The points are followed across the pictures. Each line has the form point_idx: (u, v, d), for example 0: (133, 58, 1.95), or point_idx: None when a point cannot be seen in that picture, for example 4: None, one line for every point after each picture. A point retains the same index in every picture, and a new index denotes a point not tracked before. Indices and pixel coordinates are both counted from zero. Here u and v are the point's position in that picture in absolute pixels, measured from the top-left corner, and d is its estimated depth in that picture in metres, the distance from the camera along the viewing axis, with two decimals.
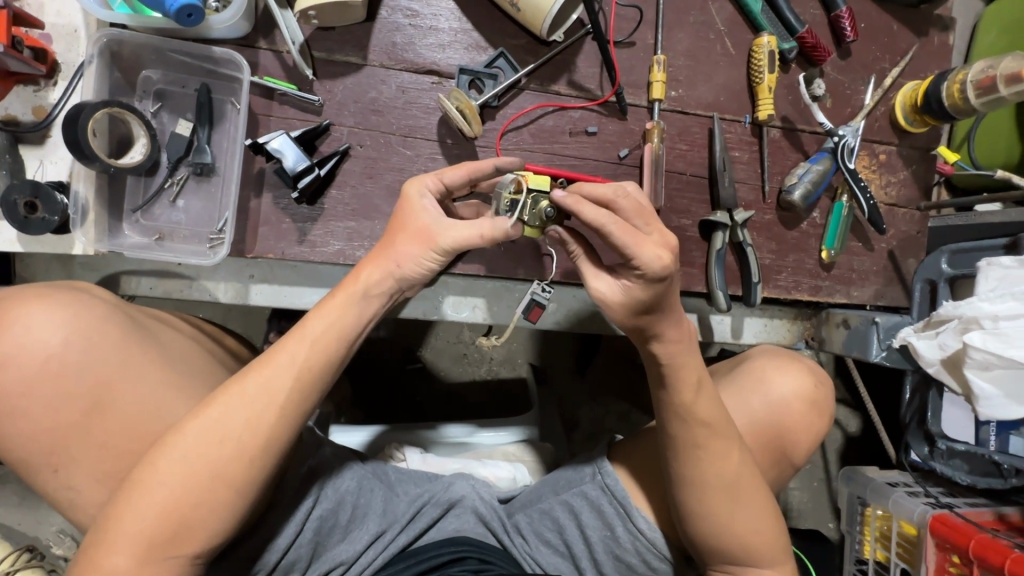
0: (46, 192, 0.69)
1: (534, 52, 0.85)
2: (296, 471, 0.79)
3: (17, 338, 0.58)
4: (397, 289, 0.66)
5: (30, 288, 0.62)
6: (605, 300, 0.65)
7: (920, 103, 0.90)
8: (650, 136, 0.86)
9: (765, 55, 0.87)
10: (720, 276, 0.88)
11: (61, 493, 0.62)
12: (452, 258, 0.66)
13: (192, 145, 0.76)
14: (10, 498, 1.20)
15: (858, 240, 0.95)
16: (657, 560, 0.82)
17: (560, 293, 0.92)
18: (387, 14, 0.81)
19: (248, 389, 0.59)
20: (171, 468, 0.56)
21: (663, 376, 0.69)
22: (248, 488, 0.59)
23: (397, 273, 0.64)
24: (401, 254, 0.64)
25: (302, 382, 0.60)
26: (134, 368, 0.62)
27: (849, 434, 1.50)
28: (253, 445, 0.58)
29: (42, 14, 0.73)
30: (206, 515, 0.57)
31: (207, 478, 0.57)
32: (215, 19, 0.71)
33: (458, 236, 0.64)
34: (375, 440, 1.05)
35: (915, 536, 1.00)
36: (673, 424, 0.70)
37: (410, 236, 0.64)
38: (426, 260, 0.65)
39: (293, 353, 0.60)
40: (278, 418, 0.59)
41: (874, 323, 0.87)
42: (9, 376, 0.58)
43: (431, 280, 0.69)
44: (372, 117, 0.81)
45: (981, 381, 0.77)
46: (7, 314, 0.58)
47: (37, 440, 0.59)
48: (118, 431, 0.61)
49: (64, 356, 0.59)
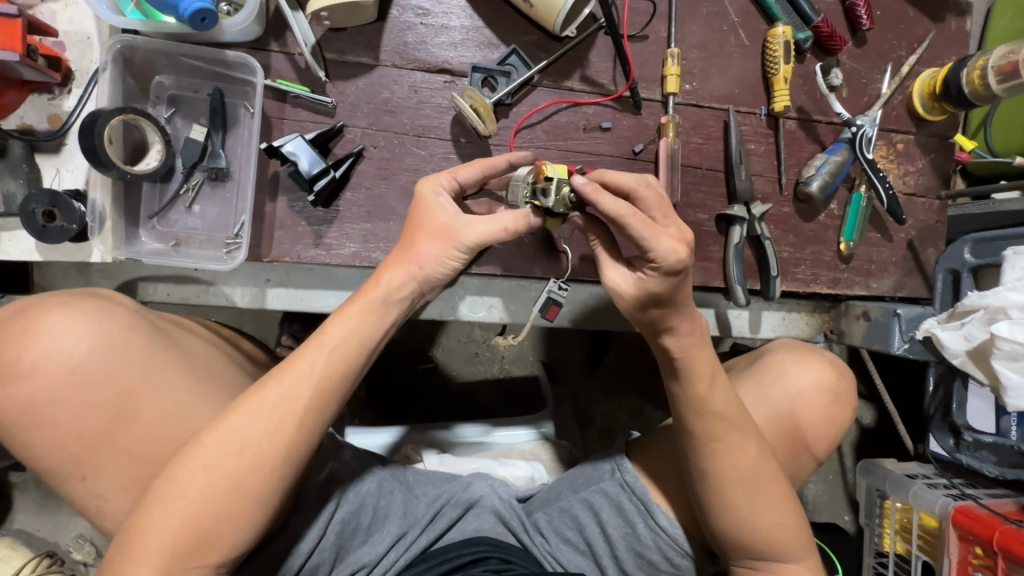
0: (64, 201, 0.69)
1: (547, 48, 0.84)
2: (315, 479, 0.78)
3: (44, 347, 0.58)
4: (417, 291, 0.65)
5: (54, 296, 0.62)
6: (619, 291, 0.64)
7: (938, 91, 0.89)
8: (666, 130, 0.85)
9: (780, 45, 0.86)
10: (738, 270, 0.87)
11: (88, 501, 0.62)
12: (476, 254, 0.65)
13: (206, 150, 0.76)
14: (30, 504, 1.21)
15: (876, 231, 0.94)
16: (679, 556, 0.81)
17: (575, 290, 0.92)
18: (398, 13, 0.80)
19: (269, 398, 0.58)
20: (193, 477, 0.56)
21: (682, 368, 0.68)
22: (269, 498, 0.58)
23: (419, 274, 0.64)
24: (423, 255, 0.64)
25: (322, 390, 0.60)
26: (158, 375, 0.62)
27: (864, 426, 1.49)
28: (274, 455, 0.58)
29: (54, 22, 0.73)
30: (228, 525, 0.57)
31: (229, 489, 0.57)
32: (228, 23, 0.71)
33: (478, 232, 0.63)
34: (397, 441, 1.05)
35: (936, 527, 0.99)
36: (696, 421, 0.69)
37: (429, 236, 0.64)
38: (450, 258, 0.64)
39: (313, 361, 0.60)
40: (299, 426, 0.59)
41: (895, 315, 0.85)
42: (36, 385, 0.58)
43: (452, 281, 0.69)
44: (385, 118, 0.80)
45: (1010, 371, 0.76)
46: (33, 323, 0.58)
47: (62, 448, 0.59)
48: (143, 438, 0.61)
49: (89, 364, 0.59)
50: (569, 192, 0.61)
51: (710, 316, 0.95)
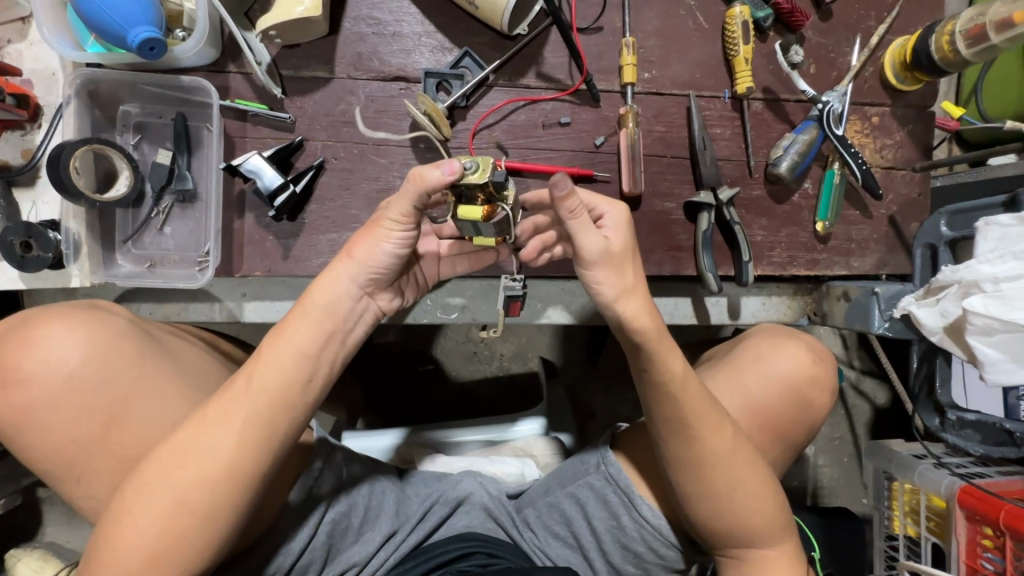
0: (38, 232, 0.72)
1: (500, 47, 0.84)
2: (294, 495, 0.76)
3: (38, 355, 0.60)
4: (355, 287, 0.62)
5: (55, 308, 0.64)
6: (609, 248, 0.62)
7: (909, 60, 0.86)
8: (625, 121, 0.84)
9: (738, 25, 0.85)
10: (709, 258, 0.86)
11: (83, 501, 0.64)
12: (417, 220, 0.60)
13: (173, 173, 0.78)
14: (58, 516, 1.27)
15: (855, 209, 0.92)
16: (664, 546, 0.80)
17: (539, 285, 0.94)
18: (351, 25, 0.82)
19: (210, 418, 0.58)
20: (144, 496, 0.56)
21: (645, 360, 0.66)
22: (217, 514, 0.57)
23: (351, 266, 0.62)
24: (354, 245, 0.62)
25: (262, 404, 0.59)
26: (148, 383, 0.63)
27: (877, 406, 1.45)
28: (217, 471, 0.57)
29: (21, 62, 0.78)
30: (179, 541, 0.56)
31: (171, 505, 0.56)
32: (179, 49, 0.74)
33: (398, 207, 0.59)
34: (396, 446, 1.04)
35: (944, 508, 0.95)
36: (663, 408, 0.68)
37: (362, 228, 0.63)
38: (385, 240, 0.61)
39: (251, 375, 0.59)
40: (240, 441, 0.58)
41: (873, 293, 0.83)
42: (33, 393, 0.60)
43: (397, 274, 0.66)
44: (344, 129, 0.82)
45: (985, 346, 0.72)
46: (30, 333, 0.60)
47: (60, 451, 0.61)
48: (134, 444, 0.62)
49: (83, 372, 0.60)
50: (463, 158, 0.57)
51: (688, 304, 0.94)
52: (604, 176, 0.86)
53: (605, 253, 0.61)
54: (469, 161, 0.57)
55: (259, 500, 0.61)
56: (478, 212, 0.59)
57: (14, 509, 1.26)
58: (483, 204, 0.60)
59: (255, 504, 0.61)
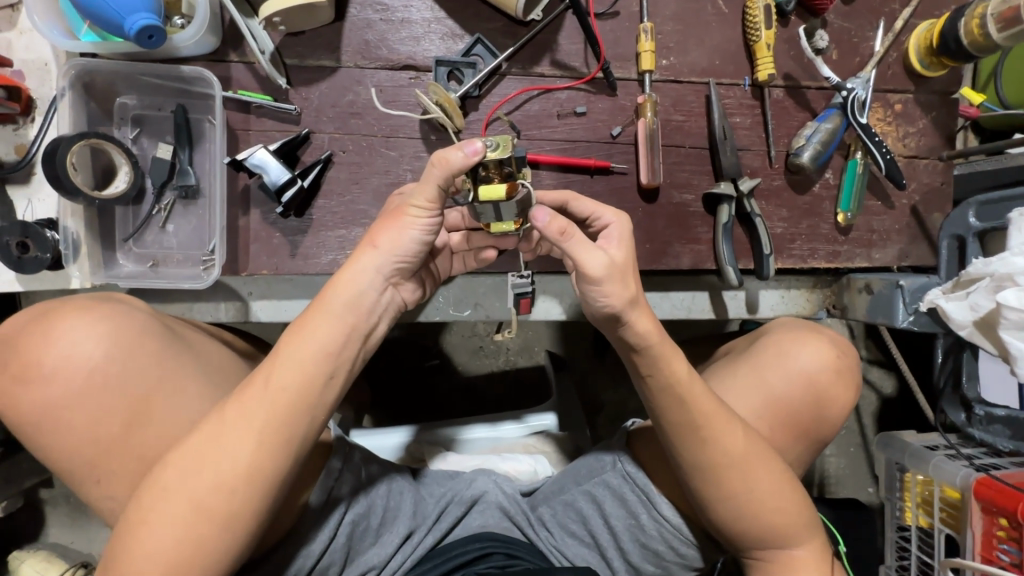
0: (34, 232, 0.70)
1: (513, 34, 0.81)
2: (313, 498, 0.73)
3: (61, 350, 0.56)
4: (380, 279, 0.58)
5: (78, 300, 0.61)
6: (614, 260, 0.58)
7: (935, 45, 0.83)
8: (643, 110, 0.81)
9: (760, 10, 0.82)
10: (729, 249, 0.83)
11: (103, 502, 0.60)
12: (444, 205, 0.57)
13: (175, 168, 0.75)
14: (61, 518, 1.24)
15: (876, 199, 0.89)
16: (684, 545, 0.78)
17: (547, 281, 0.93)
18: (357, 11, 0.78)
19: (230, 419, 0.55)
20: (164, 501, 0.54)
21: (647, 364, 0.64)
22: (236, 522, 0.55)
23: (374, 258, 0.57)
24: (376, 236, 0.58)
25: (282, 406, 0.55)
26: (172, 379, 0.60)
27: (885, 396, 1.44)
28: (237, 476, 0.54)
29: (11, 52, 0.75)
30: (198, 550, 0.54)
31: (191, 511, 0.54)
32: (180, 37, 0.71)
33: (425, 193, 0.55)
34: (405, 441, 1.02)
35: (958, 500, 0.91)
36: (670, 409, 0.65)
37: (384, 218, 0.59)
38: (410, 228, 0.57)
39: (271, 375, 0.55)
40: (260, 444, 0.55)
41: (898, 286, 0.81)
42: (53, 389, 0.56)
43: (422, 267, 0.62)
44: (352, 121, 0.79)
45: (1018, 341, 0.69)
46: (50, 327, 0.57)
47: (79, 451, 0.57)
48: (156, 445, 0.58)
49: (106, 368, 0.57)
50: (482, 137, 0.55)
51: (706, 298, 0.92)
52: (621, 168, 0.83)
53: (610, 267, 0.57)
54: (488, 139, 0.55)
55: (278, 505, 0.58)
56: (500, 190, 0.56)
57: (16, 510, 1.23)
58: (504, 182, 0.57)
59: (274, 509, 0.58)
